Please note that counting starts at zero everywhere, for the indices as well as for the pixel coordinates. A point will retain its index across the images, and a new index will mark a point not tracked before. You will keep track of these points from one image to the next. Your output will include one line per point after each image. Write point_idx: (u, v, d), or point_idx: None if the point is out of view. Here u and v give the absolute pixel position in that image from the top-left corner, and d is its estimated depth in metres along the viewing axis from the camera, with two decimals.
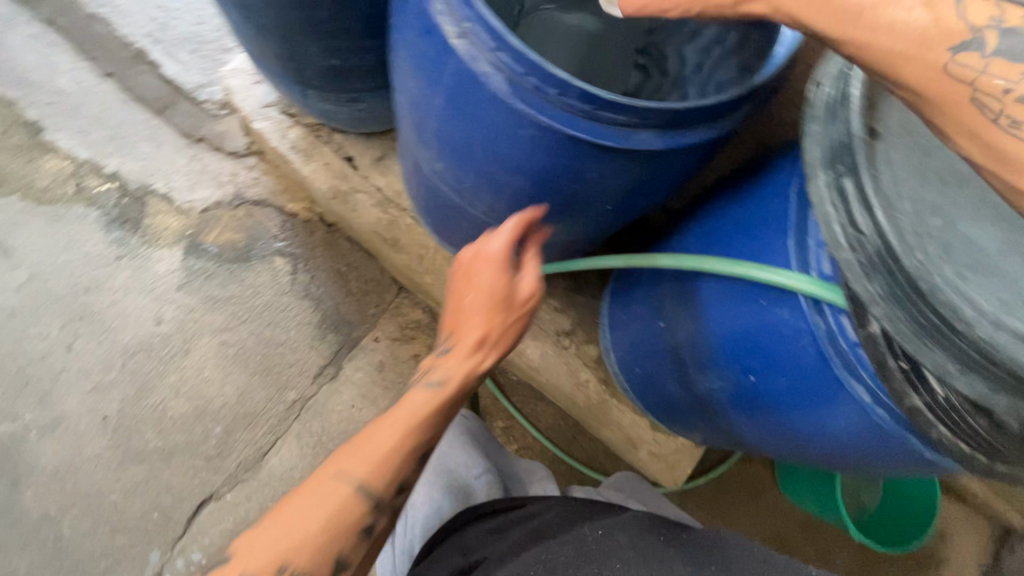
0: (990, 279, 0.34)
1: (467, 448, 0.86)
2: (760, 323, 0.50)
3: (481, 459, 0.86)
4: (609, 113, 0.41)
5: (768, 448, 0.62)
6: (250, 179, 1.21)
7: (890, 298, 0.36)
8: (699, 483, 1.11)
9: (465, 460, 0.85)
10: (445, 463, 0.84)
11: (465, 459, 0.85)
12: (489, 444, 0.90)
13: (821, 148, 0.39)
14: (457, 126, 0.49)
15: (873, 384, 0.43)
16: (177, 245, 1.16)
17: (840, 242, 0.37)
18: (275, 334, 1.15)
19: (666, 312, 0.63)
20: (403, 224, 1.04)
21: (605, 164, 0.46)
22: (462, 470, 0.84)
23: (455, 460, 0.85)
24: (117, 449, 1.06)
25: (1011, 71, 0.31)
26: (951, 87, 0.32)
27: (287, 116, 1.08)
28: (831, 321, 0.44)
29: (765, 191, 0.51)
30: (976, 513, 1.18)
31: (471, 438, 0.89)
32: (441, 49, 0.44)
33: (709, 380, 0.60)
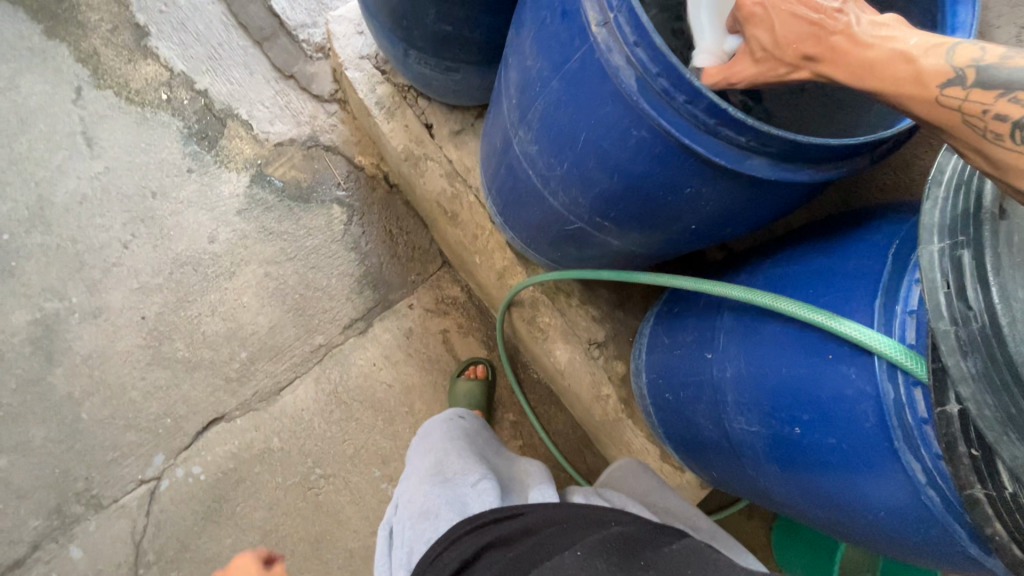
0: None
1: (464, 456, 0.77)
2: (821, 377, 0.49)
3: (480, 467, 0.75)
4: (729, 132, 0.41)
5: (790, 507, 0.61)
6: (328, 125, 1.23)
7: (983, 381, 0.34)
8: None
9: (462, 467, 0.74)
10: (441, 471, 0.74)
11: (462, 466, 0.75)
12: (487, 447, 0.86)
13: (942, 214, 0.38)
14: (568, 114, 0.49)
15: (931, 463, 0.42)
16: (246, 171, 1.19)
17: (942, 313, 0.36)
18: (316, 278, 1.17)
19: (717, 346, 0.62)
20: (465, 201, 1.05)
21: (707, 182, 0.46)
22: (459, 479, 0.72)
23: (451, 468, 0.74)
24: (147, 350, 1.10)
25: (987, 95, 0.34)
26: (945, 115, 0.36)
27: (379, 71, 1.10)
28: (903, 391, 0.43)
29: (857, 248, 0.51)
30: None
31: (469, 438, 0.85)
32: (577, 34, 0.44)
33: (745, 424, 0.58)
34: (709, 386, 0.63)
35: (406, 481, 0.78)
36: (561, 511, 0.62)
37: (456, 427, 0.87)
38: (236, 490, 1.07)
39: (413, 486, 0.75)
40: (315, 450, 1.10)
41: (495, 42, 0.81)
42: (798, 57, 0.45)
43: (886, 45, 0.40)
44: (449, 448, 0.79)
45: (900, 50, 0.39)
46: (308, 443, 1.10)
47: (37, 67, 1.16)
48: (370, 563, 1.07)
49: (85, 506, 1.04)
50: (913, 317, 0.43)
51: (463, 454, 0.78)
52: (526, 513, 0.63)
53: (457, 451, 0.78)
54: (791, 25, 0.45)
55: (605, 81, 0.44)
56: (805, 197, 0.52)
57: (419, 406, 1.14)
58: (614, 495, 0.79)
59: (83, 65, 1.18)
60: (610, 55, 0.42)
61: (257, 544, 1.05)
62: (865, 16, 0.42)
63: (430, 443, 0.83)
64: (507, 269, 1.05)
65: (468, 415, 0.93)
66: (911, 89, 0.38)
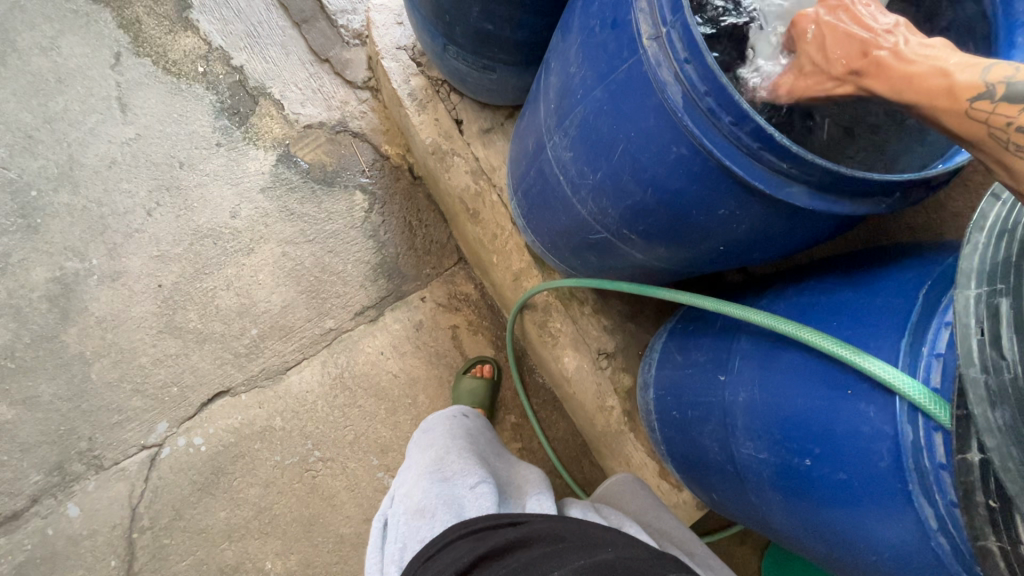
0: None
1: (465, 456, 0.77)
2: (837, 411, 0.49)
3: (479, 470, 0.75)
4: (771, 156, 0.41)
5: (790, 539, 0.60)
6: (358, 112, 1.24)
7: (1010, 432, 0.33)
8: None
9: (462, 467, 0.74)
10: (441, 469, 0.74)
11: (462, 467, 0.75)
12: (488, 448, 0.86)
13: (979, 260, 0.38)
14: (608, 123, 0.49)
15: (945, 510, 0.42)
16: (273, 150, 1.20)
17: (973, 359, 0.36)
18: (332, 262, 1.17)
19: (732, 369, 0.62)
20: (488, 199, 1.05)
21: (740, 205, 0.46)
22: (458, 480, 0.72)
23: (451, 467, 0.74)
24: (160, 318, 1.11)
25: (1013, 109, 0.36)
26: (972, 128, 0.38)
27: (415, 63, 1.11)
28: (922, 434, 0.42)
29: (888, 285, 0.50)
30: None
31: (471, 439, 0.85)
32: (626, 46, 0.44)
33: (752, 451, 0.58)
34: (719, 408, 0.63)
35: (405, 475, 0.78)
36: (557, 525, 0.62)
37: (459, 425, 0.87)
38: (235, 464, 1.08)
39: (411, 481, 0.75)
40: (315, 433, 1.10)
41: (536, 44, 0.81)
42: (845, 72, 0.45)
43: (927, 59, 0.40)
44: (451, 447, 0.79)
45: (940, 65, 0.40)
46: (309, 425, 1.10)
47: (79, 29, 1.18)
48: (359, 550, 1.07)
49: (85, 466, 1.05)
50: (939, 360, 0.42)
51: (464, 454, 0.78)
52: (524, 523, 0.63)
53: (458, 451, 0.78)
54: (840, 39, 0.45)
55: (651, 95, 0.44)
56: (837, 229, 0.51)
57: (422, 399, 1.14)
58: (612, 513, 0.78)
59: (124, 32, 1.19)
60: (659, 69, 0.42)
61: (250, 520, 1.06)
62: (913, 36, 0.42)
63: (432, 439, 0.83)
64: (523, 271, 1.05)
65: (471, 414, 0.94)
66: (943, 102, 0.39)
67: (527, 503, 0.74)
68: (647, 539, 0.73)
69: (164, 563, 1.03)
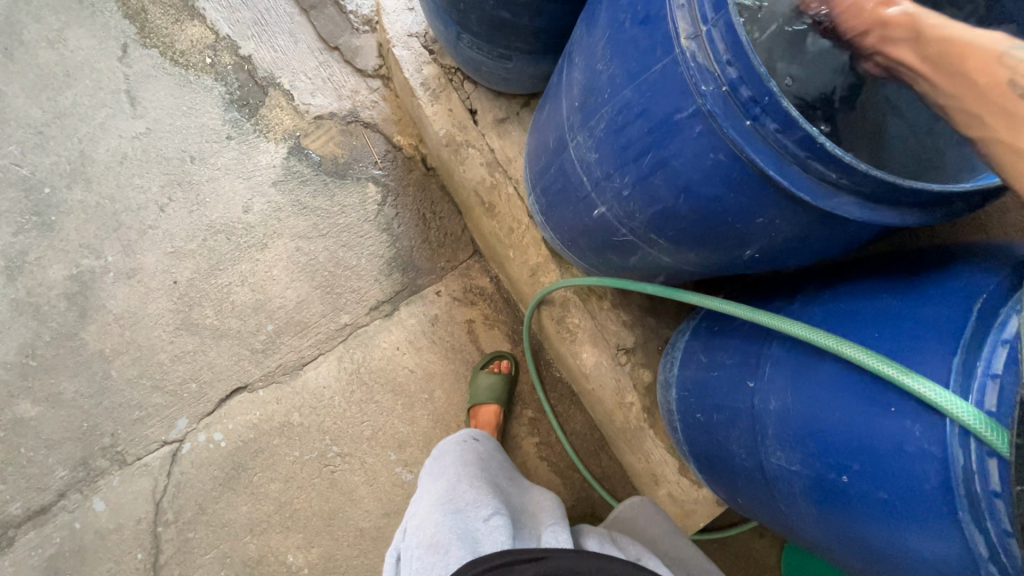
0: None
1: (475, 486, 0.77)
2: (879, 429, 0.46)
3: (492, 501, 0.74)
4: (818, 165, 0.38)
5: (822, 550, 0.58)
6: (369, 101, 1.21)
7: None
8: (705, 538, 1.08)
9: (475, 499, 0.74)
10: (453, 500, 0.73)
11: (474, 498, 0.74)
12: (499, 473, 0.86)
13: None
14: (638, 128, 0.46)
15: (998, 539, 0.40)
16: (284, 142, 1.18)
17: None
18: (346, 256, 1.16)
19: (761, 376, 0.59)
20: (503, 192, 1.03)
21: (781, 213, 0.43)
22: (471, 512, 0.72)
23: (464, 498, 0.74)
24: (178, 314, 1.11)
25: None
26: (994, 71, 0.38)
27: (427, 51, 1.07)
28: (974, 458, 0.40)
29: (935, 294, 0.47)
30: None
31: (482, 466, 0.84)
32: (660, 44, 0.41)
33: (783, 462, 0.56)
34: (748, 416, 0.61)
35: (417, 506, 0.77)
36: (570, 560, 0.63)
37: (470, 451, 0.87)
38: (254, 460, 1.08)
39: (423, 512, 0.74)
40: (333, 428, 1.10)
41: (556, 33, 0.77)
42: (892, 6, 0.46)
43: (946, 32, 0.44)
44: (462, 476, 0.79)
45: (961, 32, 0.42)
46: (326, 421, 1.10)
47: (85, 21, 1.16)
48: (379, 544, 1.08)
49: (109, 461, 1.06)
50: (995, 382, 0.40)
51: (476, 484, 0.77)
52: (544, 559, 0.62)
53: (470, 481, 0.78)
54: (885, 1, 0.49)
55: (686, 98, 0.41)
56: (880, 236, 0.48)
57: (439, 395, 1.14)
58: (628, 543, 0.79)
59: (130, 22, 1.17)
60: (698, 71, 0.39)
61: (271, 514, 1.07)
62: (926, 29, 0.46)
63: (443, 466, 0.83)
64: (540, 266, 1.03)
65: (480, 436, 0.92)
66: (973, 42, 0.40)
67: (543, 534, 0.74)
68: (660, 569, 0.74)
69: (189, 556, 1.05)
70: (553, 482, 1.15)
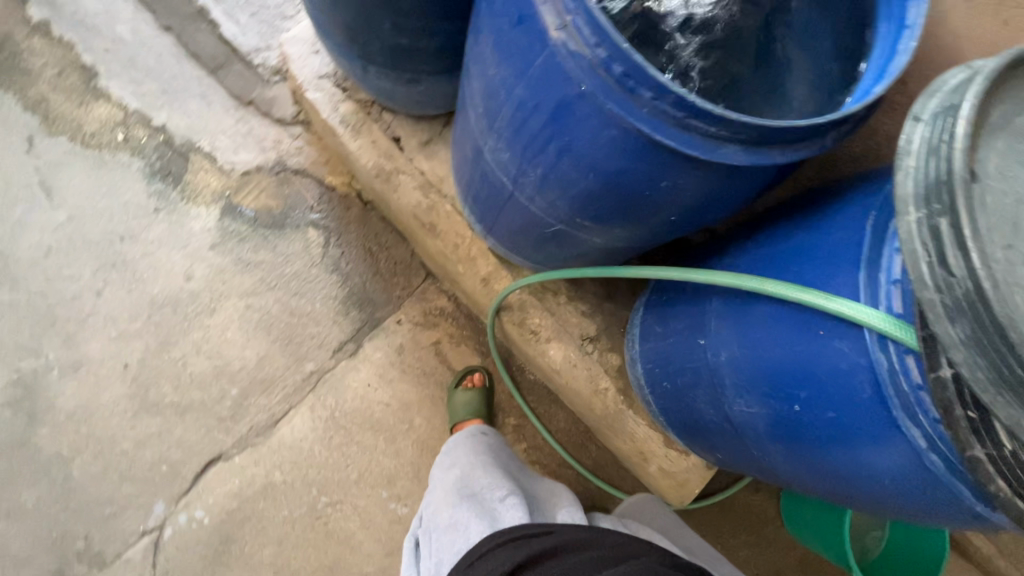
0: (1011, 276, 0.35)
1: (489, 471, 0.81)
2: (815, 354, 0.49)
3: (506, 483, 0.79)
4: (697, 122, 0.41)
5: (799, 483, 0.61)
6: (294, 148, 1.21)
7: (972, 345, 0.35)
8: (703, 505, 1.11)
9: (490, 482, 0.78)
10: (469, 484, 0.78)
11: (490, 482, 0.78)
12: (511, 465, 0.86)
13: (913, 184, 0.38)
14: (538, 120, 0.48)
15: (931, 429, 0.43)
16: (215, 205, 1.17)
17: (925, 282, 0.36)
18: (300, 304, 1.15)
19: (709, 331, 0.62)
20: (442, 210, 1.04)
21: (681, 173, 0.46)
22: (487, 494, 0.77)
23: (480, 482, 0.78)
24: (134, 398, 1.07)
25: None
26: None
27: (340, 89, 1.08)
28: (895, 359, 0.43)
29: (837, 220, 0.51)
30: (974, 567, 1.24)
31: (495, 455, 0.86)
32: (536, 39, 0.44)
33: (745, 407, 0.59)
34: (706, 371, 0.64)
35: (432, 492, 0.82)
36: (585, 531, 0.68)
37: (482, 443, 0.88)
38: (243, 529, 1.05)
39: (440, 498, 0.79)
40: (319, 478, 1.08)
41: (457, 50, 0.80)
42: None
43: None
44: (476, 463, 0.82)
45: None
46: (310, 473, 1.08)
47: None
48: None
49: (88, 565, 1.01)
50: (898, 286, 0.43)
51: (490, 469, 0.81)
52: (554, 531, 0.68)
53: (484, 466, 0.82)
54: None
55: (569, 85, 0.43)
56: (778, 178, 0.52)
57: (419, 421, 1.13)
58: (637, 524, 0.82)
59: (33, 114, 1.14)
60: (573, 58, 0.42)
61: None
62: None
63: (455, 457, 0.85)
64: (492, 274, 1.05)
65: (490, 429, 0.91)
66: None
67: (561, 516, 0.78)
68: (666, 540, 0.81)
69: None
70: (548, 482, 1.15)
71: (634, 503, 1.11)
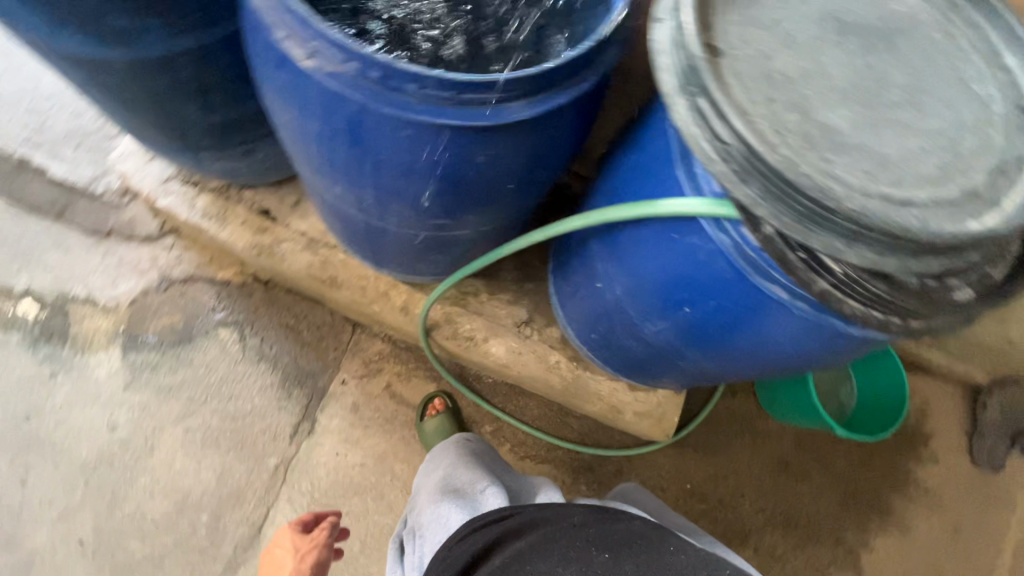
0: (775, 124, 0.39)
1: (470, 467, 0.87)
2: (678, 255, 0.52)
3: (487, 476, 0.85)
4: (472, 94, 0.43)
5: (733, 371, 0.64)
6: (172, 258, 1.17)
7: (768, 197, 0.38)
8: (689, 428, 1.18)
9: (471, 478, 0.85)
10: (451, 483, 0.85)
11: (470, 478, 0.85)
12: (496, 465, 0.91)
13: (671, 76, 0.40)
14: (342, 147, 0.49)
15: (787, 282, 0.46)
16: (113, 345, 1.11)
17: (712, 157, 0.39)
18: (239, 406, 1.11)
19: (600, 270, 0.65)
20: (336, 261, 1.03)
21: (488, 145, 0.47)
22: (468, 489, 0.83)
23: (461, 480, 0.85)
24: (103, 568, 1.01)
25: None
26: None
27: (192, 186, 1.06)
28: (734, 234, 0.46)
29: (653, 129, 0.54)
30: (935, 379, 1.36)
31: (478, 455, 0.92)
32: (297, 75, 0.45)
33: (656, 323, 0.62)
34: (616, 306, 0.67)
35: (419, 495, 0.89)
36: (557, 507, 0.74)
37: (466, 446, 0.93)
38: None
39: (425, 500, 0.86)
40: None
41: None
42: None
43: None
44: (457, 462, 0.89)
45: None
46: None
47: None
48: None
49: None
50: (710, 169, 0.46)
51: (471, 467, 0.87)
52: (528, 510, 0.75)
53: (465, 465, 0.88)
54: None
55: (345, 106, 0.44)
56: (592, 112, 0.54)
57: (401, 468, 1.12)
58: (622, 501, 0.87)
59: None
60: (334, 80, 0.43)
61: None
62: None
63: (437, 461, 0.91)
64: (409, 301, 1.04)
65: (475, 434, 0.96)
66: None
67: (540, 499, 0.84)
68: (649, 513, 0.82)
69: None
70: (546, 470, 1.17)
71: (613, 496, 0.98)
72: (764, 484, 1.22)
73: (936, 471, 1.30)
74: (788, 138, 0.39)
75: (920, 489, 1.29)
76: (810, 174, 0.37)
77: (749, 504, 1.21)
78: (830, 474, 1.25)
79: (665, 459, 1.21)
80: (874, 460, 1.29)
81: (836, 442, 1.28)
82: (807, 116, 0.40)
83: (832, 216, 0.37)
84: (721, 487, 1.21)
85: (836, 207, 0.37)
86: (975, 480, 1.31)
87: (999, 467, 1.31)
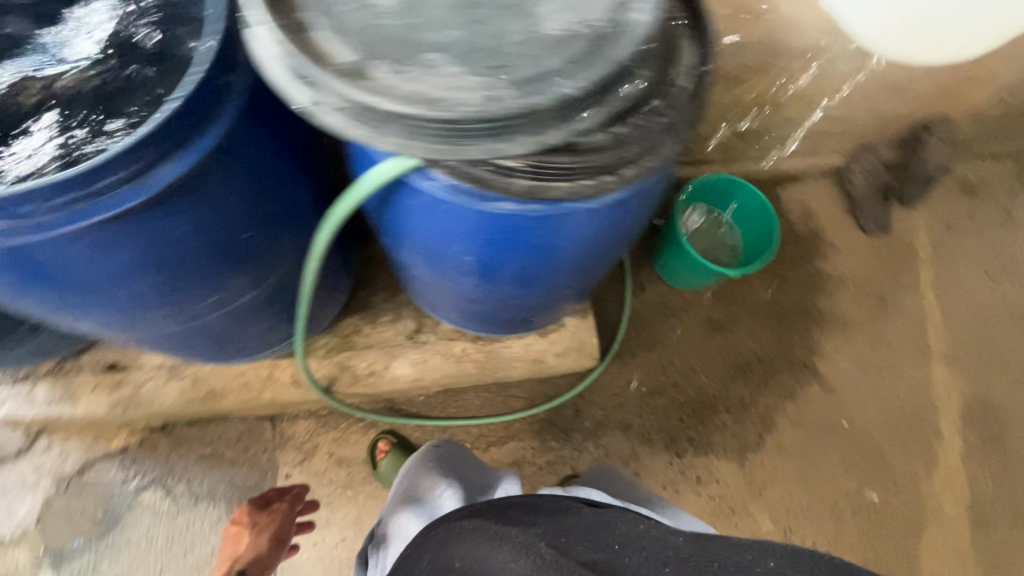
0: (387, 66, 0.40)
1: (431, 472, 0.91)
2: (424, 215, 0.53)
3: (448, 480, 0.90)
4: (105, 182, 0.47)
5: (566, 281, 0.66)
6: (56, 456, 1.09)
7: (407, 135, 0.39)
8: (618, 342, 1.23)
9: (432, 484, 0.89)
10: (412, 491, 0.89)
11: (431, 485, 0.89)
12: (463, 465, 0.96)
13: (280, 67, 0.41)
14: (56, 279, 0.54)
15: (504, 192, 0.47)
16: (42, 570, 1.04)
17: (343, 126, 0.40)
18: (199, 553, 1.07)
19: (405, 255, 0.66)
20: (206, 373, 0.99)
21: (167, 210, 0.53)
22: (429, 495, 0.88)
23: (422, 489, 0.89)
24: None
25: None
26: None
27: (25, 381, 0.98)
28: (436, 176, 0.47)
29: None
30: (802, 182, 1.46)
31: (441, 459, 0.95)
32: None
33: (470, 276, 0.63)
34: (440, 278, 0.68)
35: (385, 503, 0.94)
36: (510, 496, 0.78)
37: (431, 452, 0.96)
38: None
39: (390, 509, 0.91)
40: None
41: None
42: None
43: None
44: (417, 470, 0.93)
45: None
46: None
47: None
48: None
49: None
50: None
51: (432, 471, 0.92)
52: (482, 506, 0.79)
53: (426, 471, 0.92)
54: None
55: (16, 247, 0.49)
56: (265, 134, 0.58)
57: None
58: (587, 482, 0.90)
59: None
60: None
61: None
62: None
63: (401, 471, 0.95)
64: (297, 371, 1.01)
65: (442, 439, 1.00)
66: None
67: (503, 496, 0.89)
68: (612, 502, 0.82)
69: None
70: (514, 447, 1.18)
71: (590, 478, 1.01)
72: (705, 350, 1.28)
73: (838, 258, 1.40)
74: (404, 73, 0.40)
75: (833, 279, 1.38)
76: (427, 98, 0.39)
77: (702, 374, 1.26)
78: (756, 310, 1.32)
79: (612, 377, 1.24)
80: (786, 277, 1.37)
81: (748, 280, 1.35)
82: (422, 38, 0.40)
83: (465, 125, 0.39)
84: (672, 373, 1.26)
85: (461, 119, 0.38)
86: (872, 248, 1.42)
87: (886, 226, 1.42)
